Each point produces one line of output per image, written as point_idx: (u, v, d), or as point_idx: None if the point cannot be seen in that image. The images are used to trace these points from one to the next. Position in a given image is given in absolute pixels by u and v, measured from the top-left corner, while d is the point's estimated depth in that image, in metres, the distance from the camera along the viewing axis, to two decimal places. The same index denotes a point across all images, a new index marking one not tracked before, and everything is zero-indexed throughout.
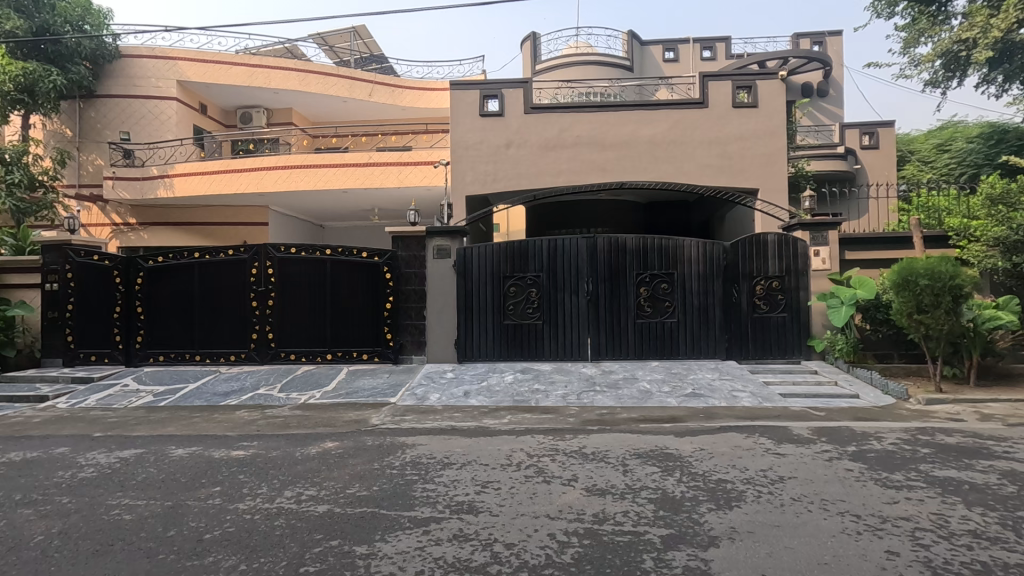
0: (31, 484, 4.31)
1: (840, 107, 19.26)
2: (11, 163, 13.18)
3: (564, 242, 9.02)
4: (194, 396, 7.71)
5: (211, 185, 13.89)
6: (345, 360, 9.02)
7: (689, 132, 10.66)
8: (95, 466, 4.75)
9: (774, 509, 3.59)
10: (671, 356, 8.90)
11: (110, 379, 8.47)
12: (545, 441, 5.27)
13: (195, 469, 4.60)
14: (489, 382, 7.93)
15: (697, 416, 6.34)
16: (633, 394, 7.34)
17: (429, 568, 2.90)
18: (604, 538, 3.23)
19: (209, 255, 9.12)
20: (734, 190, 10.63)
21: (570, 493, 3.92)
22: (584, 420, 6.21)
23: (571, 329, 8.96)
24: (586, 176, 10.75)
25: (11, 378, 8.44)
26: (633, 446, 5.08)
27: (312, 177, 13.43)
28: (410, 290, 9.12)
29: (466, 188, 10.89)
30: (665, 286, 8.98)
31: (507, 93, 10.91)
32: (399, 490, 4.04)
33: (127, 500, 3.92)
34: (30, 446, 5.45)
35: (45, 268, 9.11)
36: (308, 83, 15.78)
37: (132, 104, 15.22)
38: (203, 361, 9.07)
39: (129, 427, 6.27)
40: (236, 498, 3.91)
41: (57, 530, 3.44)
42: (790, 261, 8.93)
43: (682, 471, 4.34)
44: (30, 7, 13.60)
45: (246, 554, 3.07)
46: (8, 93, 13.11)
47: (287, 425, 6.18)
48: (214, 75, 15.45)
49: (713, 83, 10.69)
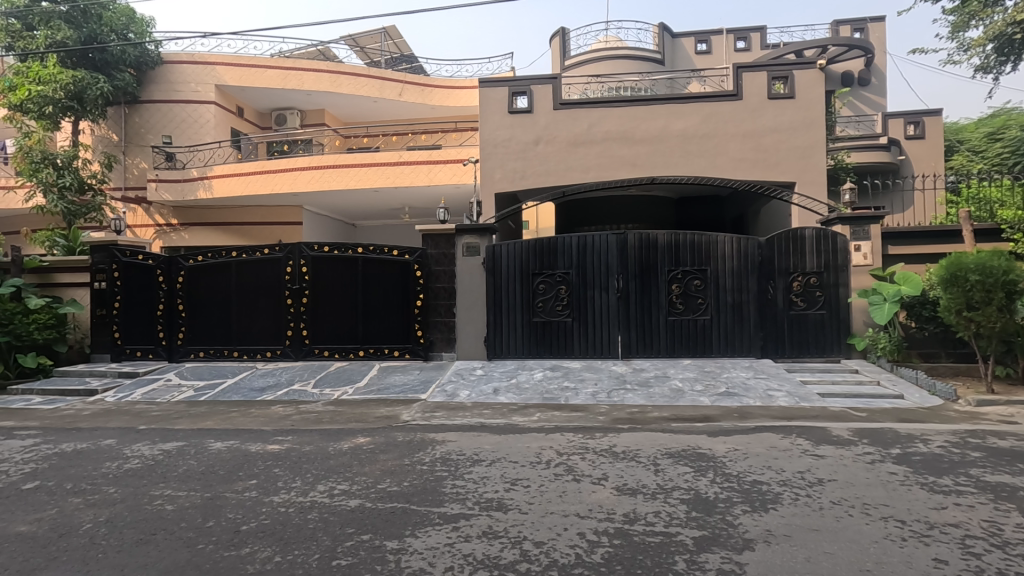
0: (80, 474, 4.50)
1: (882, 96, 18.54)
2: (62, 167, 13.91)
3: (593, 238, 8.94)
4: (232, 391, 7.95)
5: (247, 186, 14.27)
6: (377, 357, 9.15)
7: (722, 125, 10.41)
8: (140, 457, 4.94)
9: (812, 512, 3.48)
10: (704, 354, 8.73)
11: (154, 374, 8.80)
12: (575, 439, 5.23)
13: (232, 462, 4.74)
14: (519, 379, 7.93)
15: (731, 415, 6.19)
16: (664, 392, 7.21)
17: (459, 565, 2.90)
18: (635, 538, 3.18)
19: (245, 254, 9.36)
20: (769, 183, 10.34)
21: (600, 492, 3.88)
22: (614, 418, 6.13)
23: (601, 326, 8.87)
24: (615, 172, 10.62)
25: (64, 373, 8.86)
26: (664, 445, 5.00)
27: (344, 177, 13.66)
28: (440, 287, 9.16)
29: (495, 185, 10.89)
30: (698, 283, 8.80)
31: (536, 90, 10.85)
32: (429, 486, 4.07)
33: (168, 491, 4.06)
34: (79, 437, 5.70)
35: (93, 267, 9.53)
36: (339, 84, 16.02)
37: (173, 108, 15.72)
38: (240, 357, 9.32)
39: (172, 420, 6.50)
40: (271, 491, 4.01)
41: (104, 518, 3.59)
42: (829, 256, 8.63)
43: (715, 472, 4.25)
44: (78, 17, 14.17)
45: (281, 546, 3.14)
46: (60, 101, 13.76)
47: (320, 421, 6.30)
48: (250, 78, 15.86)
49: (748, 74, 10.42)
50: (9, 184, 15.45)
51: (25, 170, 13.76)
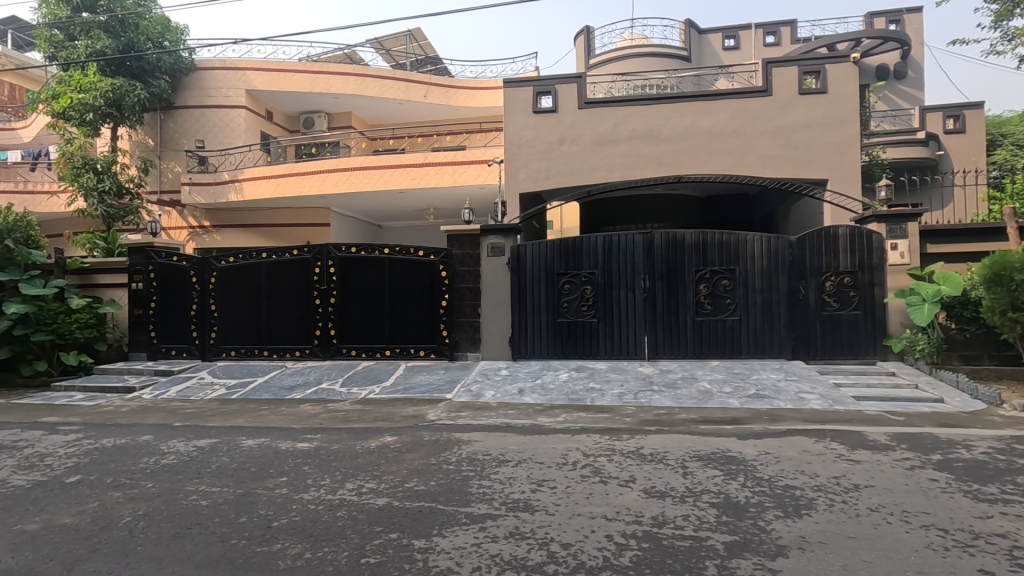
0: (120, 468, 4.66)
1: (919, 90, 17.92)
2: (102, 172, 14.50)
3: (619, 238, 8.86)
4: (263, 389, 8.12)
5: (277, 188, 14.55)
6: (403, 357, 9.23)
7: (751, 122, 10.21)
8: (176, 453, 5.08)
9: (849, 519, 3.37)
10: (733, 355, 8.58)
11: (188, 372, 9.04)
12: (602, 440, 5.19)
13: (263, 460, 4.82)
14: (544, 379, 7.91)
15: (761, 418, 6.05)
16: (692, 394, 7.11)
17: (486, 565, 2.90)
18: (664, 541, 3.14)
19: (276, 255, 9.55)
20: (800, 181, 10.10)
21: (627, 495, 3.83)
22: (641, 420, 6.06)
23: (627, 327, 8.79)
24: (641, 171, 10.51)
25: (103, 370, 9.18)
26: (692, 447, 4.93)
27: (370, 179, 13.84)
28: (465, 288, 9.19)
29: (520, 185, 10.88)
30: (726, 283, 8.65)
31: (560, 89, 10.81)
32: (455, 485, 4.09)
33: (203, 486, 4.16)
34: (118, 433, 5.89)
35: (131, 269, 9.91)
36: (365, 87, 16.20)
37: (205, 113, 16.13)
38: (270, 356, 9.51)
39: (205, 417, 6.66)
40: (301, 488, 4.08)
41: (142, 512, 3.70)
42: (863, 255, 8.38)
43: (746, 475, 4.16)
44: (116, 27, 14.66)
45: (311, 543, 3.18)
46: (99, 108, 14.26)
47: (348, 419, 6.39)
48: (279, 83, 16.17)
49: (778, 69, 10.18)
50: (52, 188, 16.10)
51: (68, 175, 14.39)
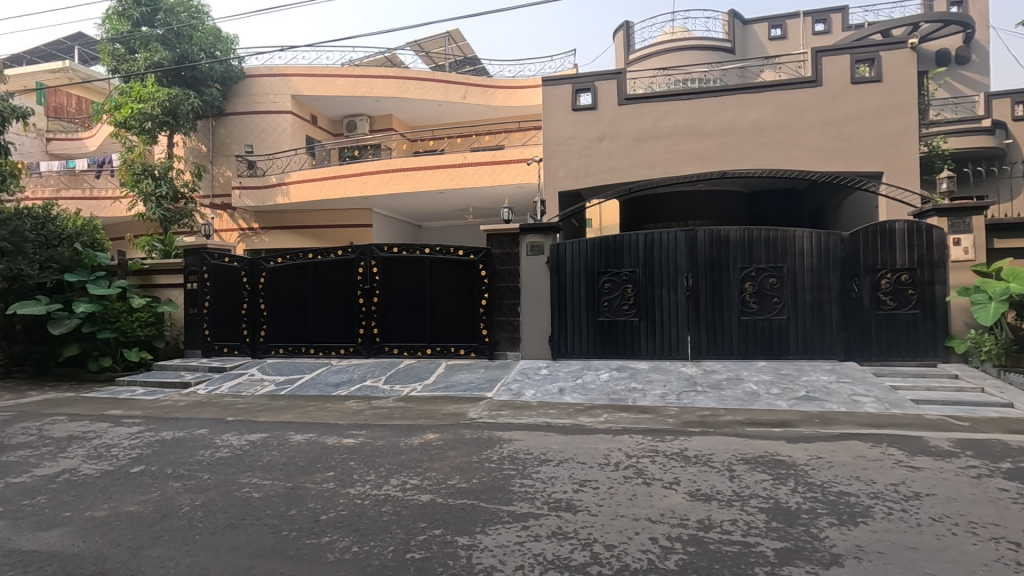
0: (179, 460, 4.90)
1: (984, 75, 16.90)
2: (160, 178, 15.20)
3: (660, 236, 8.72)
4: (310, 386, 8.37)
5: (322, 191, 14.96)
6: (444, 355, 9.33)
7: (800, 114, 9.84)
8: (229, 447, 5.29)
9: (909, 529, 3.21)
10: (781, 356, 8.30)
11: (240, 369, 9.40)
12: (644, 441, 5.13)
13: (310, 455, 4.97)
14: (584, 379, 7.85)
15: (811, 421, 5.83)
16: (737, 395, 6.91)
17: (529, 564, 2.90)
18: (710, 545, 3.06)
19: (321, 256, 9.82)
20: (853, 174, 9.68)
21: (671, 497, 3.76)
22: (685, 421, 5.93)
23: (670, 326, 8.63)
24: (683, 167, 10.29)
25: (162, 366, 9.65)
26: (739, 450, 4.79)
27: (411, 180, 14.07)
28: (505, 287, 9.20)
29: (559, 183, 10.82)
30: (773, 281, 8.38)
31: (600, 86, 10.71)
32: (498, 483, 4.11)
33: (255, 479, 4.33)
34: (177, 426, 6.19)
35: (187, 270, 10.37)
36: (406, 89, 16.44)
37: (254, 119, 16.72)
38: (316, 353, 9.78)
39: (256, 413, 6.92)
40: (347, 483, 4.18)
41: (199, 502, 3.87)
42: (922, 251, 7.97)
43: (797, 480, 4.02)
44: (172, 39, 15.40)
45: (357, 536, 3.26)
46: (157, 117, 14.95)
47: (391, 416, 6.51)
48: (322, 87, 16.59)
49: (828, 58, 9.77)
50: (115, 194, 17.06)
51: (129, 181, 15.18)
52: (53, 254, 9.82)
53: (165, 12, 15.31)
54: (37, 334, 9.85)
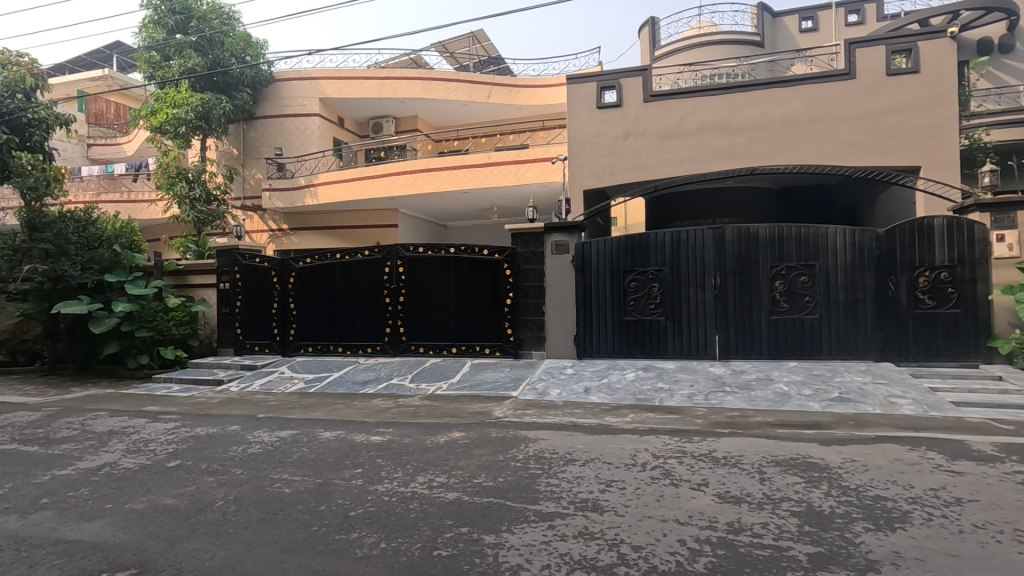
0: (213, 456, 5.03)
1: None
2: (194, 180, 15.63)
3: (687, 234, 8.59)
4: (338, 384, 8.51)
5: (348, 192, 15.19)
6: (469, 354, 9.36)
7: (833, 108, 9.58)
8: (261, 443, 5.42)
9: (950, 536, 3.10)
10: (813, 356, 8.10)
11: (271, 367, 9.60)
12: (672, 442, 5.06)
13: (339, 452, 5.04)
14: (610, 379, 7.80)
15: (845, 423, 5.67)
16: (768, 396, 6.77)
17: (556, 564, 2.89)
18: (741, 549, 3.01)
19: (349, 256, 9.96)
20: (888, 169, 9.39)
21: (700, 499, 3.70)
22: (713, 422, 5.83)
23: (697, 325, 8.50)
24: (711, 163, 10.12)
25: (196, 364, 9.92)
26: (769, 452, 4.69)
27: (436, 180, 14.16)
28: (529, 286, 9.19)
29: (584, 182, 10.76)
30: (805, 279, 8.18)
31: (625, 83, 10.61)
32: (523, 482, 4.11)
33: (286, 475, 4.41)
34: (212, 423, 6.36)
35: (220, 270, 10.63)
36: (431, 90, 16.55)
37: (283, 122, 17.05)
38: (344, 352, 9.93)
39: (287, 410, 7.07)
40: (375, 480, 4.23)
41: (233, 497, 3.96)
42: (963, 248, 7.68)
43: (830, 484, 3.92)
44: (205, 45, 15.85)
45: (386, 533, 3.30)
46: (191, 121, 15.37)
47: (418, 414, 6.57)
48: (349, 90, 16.84)
49: (862, 50, 9.50)
50: (152, 197, 17.61)
51: (164, 184, 15.65)
52: (94, 256, 10.14)
53: (198, 19, 15.72)
54: (79, 333, 10.22)
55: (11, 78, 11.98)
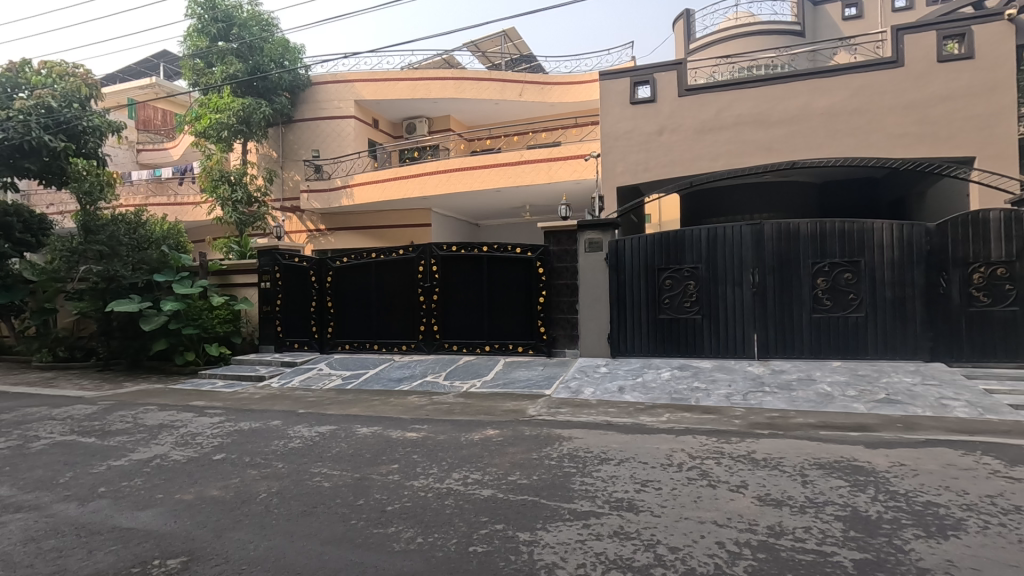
0: (256, 449, 5.19)
1: None
2: (236, 183, 16.15)
3: (724, 230, 8.41)
4: (374, 381, 8.67)
5: (383, 192, 15.44)
6: (502, 352, 9.39)
7: (879, 98, 9.21)
8: (301, 438, 5.56)
9: (1010, 546, 2.94)
10: (857, 355, 7.82)
11: (309, 363, 9.85)
12: (709, 442, 4.97)
13: (375, 447, 5.14)
14: (645, 377, 7.71)
15: (893, 425, 5.45)
16: (809, 397, 6.57)
17: (591, 563, 2.88)
18: (782, 553, 2.93)
19: (383, 255, 10.13)
20: (939, 160, 8.97)
21: (739, 501, 3.63)
22: (752, 423, 5.69)
23: (734, 323, 8.31)
24: (749, 157, 9.87)
25: (239, 361, 10.25)
26: (812, 454, 4.55)
27: (469, 179, 14.24)
28: (562, 284, 9.15)
29: (617, 179, 10.66)
30: (849, 276, 7.90)
31: (659, 78, 10.45)
32: (558, 481, 4.10)
33: (326, 469, 4.52)
34: (254, 417, 6.57)
35: (261, 270, 10.89)
36: (463, 90, 16.63)
37: (320, 125, 17.43)
38: (380, 349, 10.10)
39: (325, 406, 7.24)
40: (411, 476, 4.30)
41: (275, 489, 4.09)
42: (1021, 242, 7.30)
43: (877, 488, 3.77)
44: (246, 51, 16.33)
45: (422, 528, 3.35)
46: (233, 126, 15.89)
47: (452, 411, 6.64)
48: (383, 91, 17.09)
49: (911, 36, 9.09)
50: (196, 200, 18.28)
51: (208, 187, 16.22)
52: (143, 257, 10.61)
53: (239, 27, 16.25)
54: (131, 330, 10.68)
55: (68, 89, 12.66)
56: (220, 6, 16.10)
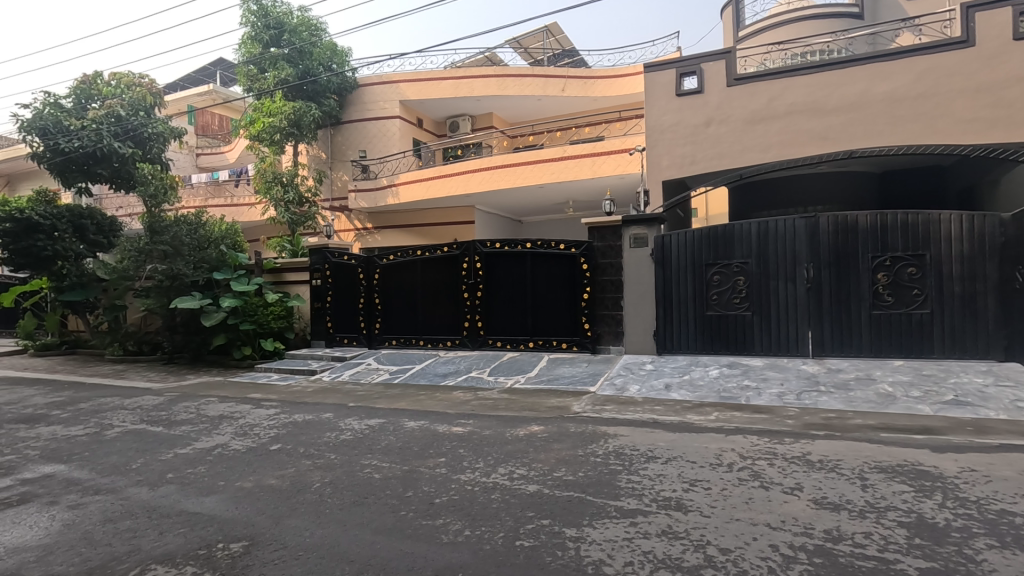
0: (310, 441, 5.39)
1: None
2: (288, 184, 16.74)
3: (776, 224, 8.12)
4: (420, 376, 8.85)
5: (428, 190, 15.69)
6: (546, 349, 9.38)
7: (946, 81, 8.66)
8: (351, 430, 5.74)
9: None
10: (922, 354, 7.41)
11: (358, 358, 10.13)
12: (761, 442, 4.82)
13: (423, 441, 5.24)
14: (692, 375, 7.55)
15: (962, 429, 5.13)
16: (869, 397, 6.27)
17: (639, 561, 2.85)
18: (841, 558, 2.82)
19: (428, 253, 10.29)
20: (1014, 146, 8.37)
21: (794, 503, 3.51)
22: (806, 423, 5.49)
23: (787, 320, 8.02)
24: (803, 148, 9.49)
25: (293, 356, 10.64)
26: (872, 457, 4.35)
27: (512, 176, 14.29)
28: (607, 280, 9.06)
29: (662, 172, 10.46)
30: (913, 270, 7.49)
31: (707, 68, 10.17)
32: (604, 478, 4.08)
33: (376, 461, 4.65)
34: (307, 410, 6.81)
35: (312, 268, 11.28)
36: (506, 87, 16.60)
37: (366, 125, 17.83)
38: (425, 345, 10.26)
39: (374, 400, 7.43)
40: (458, 469, 4.37)
41: (328, 479, 4.24)
42: None
43: (945, 495, 3.57)
44: (296, 56, 16.87)
45: (469, 521, 3.40)
46: (285, 129, 16.47)
47: (497, 407, 6.71)
48: (427, 91, 17.31)
49: (984, 13, 8.49)
50: (251, 201, 19.07)
51: (262, 188, 16.88)
52: (204, 256, 11.14)
53: (289, 33, 16.77)
54: (193, 326, 11.20)
55: (135, 98, 13.41)
56: (272, 14, 16.65)
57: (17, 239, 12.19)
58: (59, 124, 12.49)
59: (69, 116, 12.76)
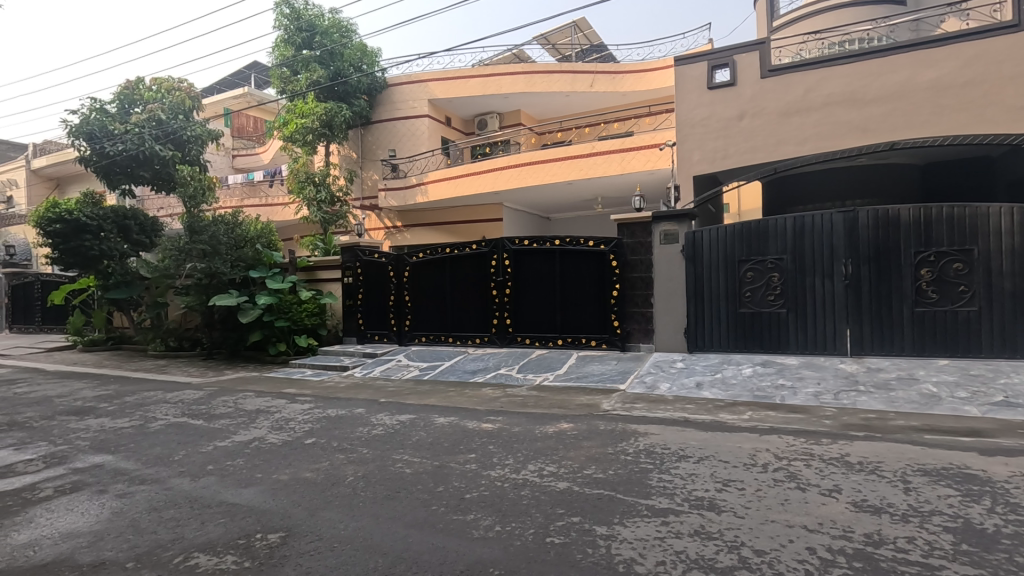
0: (343, 435, 5.49)
1: None
2: (320, 184, 17.07)
3: (813, 219, 7.90)
4: (449, 372, 8.92)
5: (456, 188, 15.80)
6: (575, 346, 9.34)
7: (996, 67, 8.26)
8: (383, 426, 5.82)
9: None
10: (969, 354, 7.11)
11: (389, 355, 10.28)
12: (797, 443, 4.71)
13: (453, 437, 5.29)
14: (724, 374, 7.41)
15: (1013, 432, 4.91)
16: (912, 397, 6.05)
17: (671, 562, 2.82)
18: (882, 563, 2.73)
19: (457, 250, 10.37)
20: None
21: (832, 506, 3.41)
22: (845, 423, 5.33)
23: (824, 318, 7.79)
24: (841, 140, 9.19)
25: (325, 352, 10.86)
26: (916, 460, 4.19)
27: (541, 173, 14.28)
28: (637, 277, 8.97)
29: (693, 167, 10.29)
30: (959, 266, 7.19)
31: (739, 60, 9.95)
32: (635, 476, 4.04)
33: (407, 456, 4.72)
34: (340, 405, 6.94)
35: (344, 266, 11.50)
36: (533, 84, 16.59)
37: (395, 125, 18.03)
38: (454, 342, 10.35)
39: (404, 396, 7.53)
40: (488, 465, 4.39)
41: (361, 473, 4.31)
42: None
43: (995, 500, 3.42)
44: (328, 58, 17.19)
45: (499, 516, 3.42)
46: (317, 129, 16.80)
47: (526, 404, 6.72)
48: (456, 89, 17.40)
49: None
50: (284, 200, 19.52)
51: (296, 188, 17.26)
52: (240, 255, 11.46)
53: (321, 35, 17.10)
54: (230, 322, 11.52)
55: (174, 101, 13.83)
56: (304, 16, 16.98)
57: (66, 239, 12.68)
58: (105, 128, 12.98)
59: (114, 121, 13.23)
